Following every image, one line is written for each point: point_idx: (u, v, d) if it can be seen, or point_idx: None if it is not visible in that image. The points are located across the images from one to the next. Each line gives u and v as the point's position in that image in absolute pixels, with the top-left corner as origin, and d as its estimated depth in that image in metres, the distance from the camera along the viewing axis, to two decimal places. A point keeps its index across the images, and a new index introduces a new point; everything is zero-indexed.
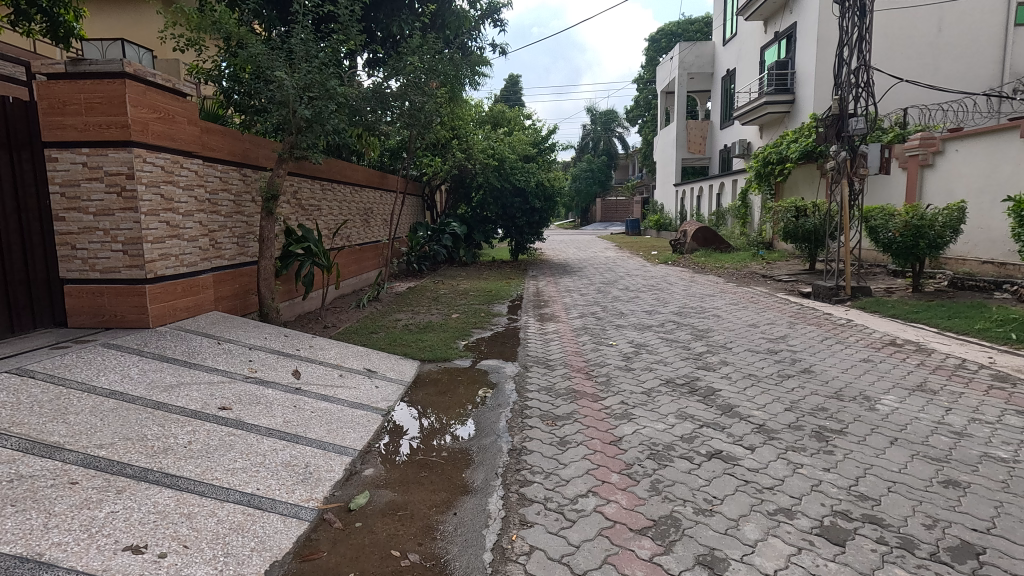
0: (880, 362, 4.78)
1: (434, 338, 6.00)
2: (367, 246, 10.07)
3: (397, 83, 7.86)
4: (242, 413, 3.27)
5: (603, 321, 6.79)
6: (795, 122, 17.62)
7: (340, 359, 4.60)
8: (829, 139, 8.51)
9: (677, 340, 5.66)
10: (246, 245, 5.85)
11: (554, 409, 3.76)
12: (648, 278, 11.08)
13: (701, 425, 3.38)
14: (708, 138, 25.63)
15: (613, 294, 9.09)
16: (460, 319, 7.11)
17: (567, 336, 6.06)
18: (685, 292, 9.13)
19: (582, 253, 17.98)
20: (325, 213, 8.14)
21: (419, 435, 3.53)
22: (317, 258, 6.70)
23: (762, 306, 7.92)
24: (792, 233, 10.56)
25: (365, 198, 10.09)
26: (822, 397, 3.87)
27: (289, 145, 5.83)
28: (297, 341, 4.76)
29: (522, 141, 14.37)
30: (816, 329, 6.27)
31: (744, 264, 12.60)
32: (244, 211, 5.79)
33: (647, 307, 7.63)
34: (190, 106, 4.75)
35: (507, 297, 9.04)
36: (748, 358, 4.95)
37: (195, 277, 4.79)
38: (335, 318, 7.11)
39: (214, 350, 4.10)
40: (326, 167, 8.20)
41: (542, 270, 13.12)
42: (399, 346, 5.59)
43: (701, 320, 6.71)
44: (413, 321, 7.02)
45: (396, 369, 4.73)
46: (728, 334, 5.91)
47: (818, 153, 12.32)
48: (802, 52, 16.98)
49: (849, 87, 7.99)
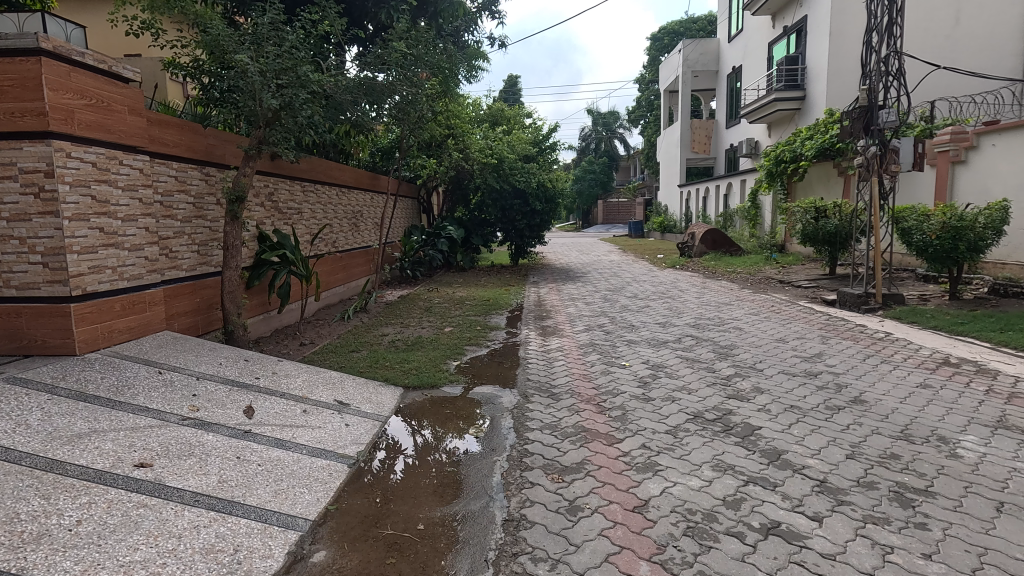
0: (942, 388, 4.07)
1: (422, 358, 5.31)
2: (355, 252, 9.41)
3: (385, 75, 7.08)
4: (164, 472, 2.57)
5: (612, 335, 6.10)
6: (807, 120, 16.85)
7: (306, 390, 3.91)
8: (854, 133, 7.84)
9: (698, 360, 4.97)
10: (209, 254, 5.18)
11: (560, 457, 3.06)
12: (657, 284, 10.36)
13: (746, 482, 2.69)
14: (713, 138, 24.93)
15: (621, 303, 8.39)
16: (455, 333, 6.42)
17: (572, 354, 5.37)
18: (698, 301, 8.42)
19: (586, 257, 17.28)
20: (306, 215, 7.47)
21: (415, 452, 3.33)
22: (294, 266, 6.07)
23: (786, 317, 7.22)
24: (810, 236, 9.87)
25: (353, 201, 9.42)
26: (889, 439, 3.17)
27: (258, 140, 5.18)
28: (257, 368, 4.07)
29: (521, 139, 13.71)
30: (853, 344, 5.57)
31: (758, 268, 11.89)
32: (205, 216, 5.12)
33: (659, 319, 6.93)
34: (133, 93, 4.09)
35: (507, 306, 8.34)
36: (786, 383, 4.24)
37: (140, 291, 4.11)
38: (314, 333, 6.45)
39: (150, 383, 3.41)
40: (307, 165, 7.50)
41: (544, 276, 12.43)
42: (381, 368, 4.89)
43: (721, 334, 6.01)
44: (402, 336, 6.33)
45: (374, 400, 4.03)
46: (755, 352, 5.22)
47: (837, 150, 11.61)
48: (814, 46, 16.26)
49: (879, 75, 7.30)
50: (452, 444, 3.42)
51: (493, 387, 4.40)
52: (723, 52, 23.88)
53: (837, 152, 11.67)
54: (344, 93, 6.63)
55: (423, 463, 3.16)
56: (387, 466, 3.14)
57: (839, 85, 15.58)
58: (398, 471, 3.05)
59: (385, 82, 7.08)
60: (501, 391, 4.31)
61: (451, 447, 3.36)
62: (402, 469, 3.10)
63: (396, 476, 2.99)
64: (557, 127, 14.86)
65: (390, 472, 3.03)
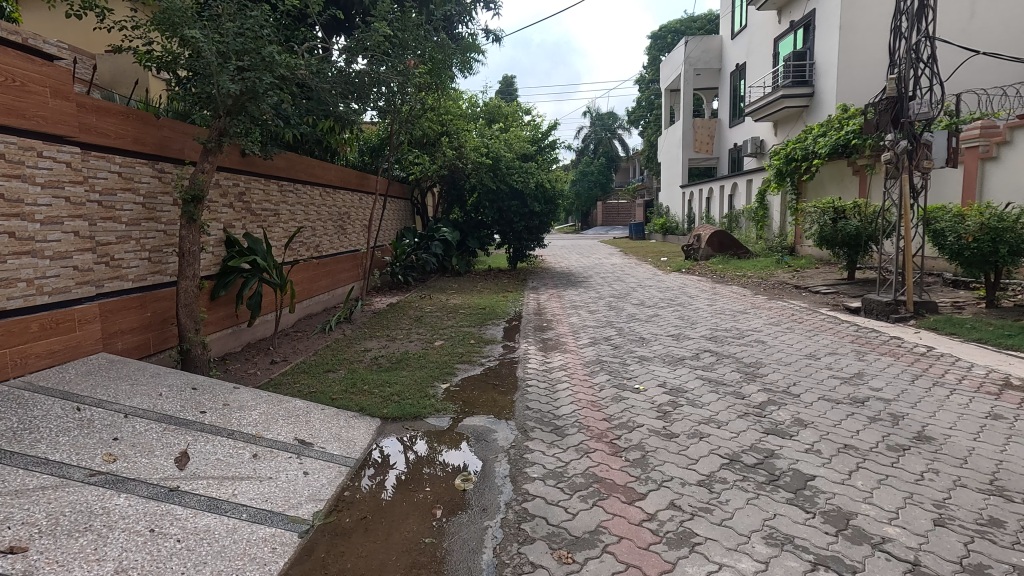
0: (1018, 421, 3.45)
1: (407, 379, 4.66)
2: (341, 256, 8.80)
3: (365, 63, 6.39)
4: (43, 560, 1.92)
5: (620, 350, 5.47)
6: (816, 117, 16.22)
7: (263, 426, 3.26)
8: (881, 126, 7.23)
9: (722, 382, 4.33)
10: (162, 262, 4.54)
11: (569, 522, 2.42)
12: (664, 290, 9.73)
13: (816, 566, 2.05)
14: (715, 137, 24.39)
15: (627, 311, 7.76)
16: (447, 347, 5.79)
17: (577, 374, 4.74)
18: (711, 309, 7.78)
19: (586, 261, 16.66)
20: (282, 217, 6.84)
21: (405, 466, 3.15)
22: (266, 273, 5.52)
23: (810, 327, 6.59)
24: (826, 239, 9.28)
25: (338, 201, 8.79)
26: (979, 496, 2.55)
27: (217, 131, 4.54)
28: (205, 399, 3.41)
29: (519, 137, 13.10)
30: (893, 360, 4.94)
31: (769, 272, 11.28)
32: (157, 218, 4.48)
33: (670, 331, 6.31)
34: (59, 72, 3.45)
35: (504, 315, 7.71)
36: (831, 413, 3.61)
37: (67, 307, 3.47)
38: (289, 346, 5.90)
39: (62, 424, 2.76)
40: (284, 161, 6.85)
41: (544, 281, 11.82)
42: (359, 392, 4.25)
43: (741, 349, 5.40)
44: (387, 351, 5.70)
45: (344, 436, 3.39)
46: (786, 372, 4.59)
47: (852, 147, 10.99)
48: (823, 41, 15.64)
49: (909, 63, 6.67)
50: (442, 455, 3.28)
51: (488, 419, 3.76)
52: (727, 49, 23.25)
53: (853, 149, 11.06)
54: (322, 81, 5.95)
55: (417, 479, 2.99)
56: (377, 482, 2.99)
57: (849, 81, 14.99)
58: (389, 487, 2.91)
59: (363, 74, 6.43)
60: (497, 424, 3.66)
61: (446, 459, 3.20)
62: (393, 484, 2.96)
63: (386, 493, 2.85)
64: (557, 125, 14.25)
65: (380, 489, 2.89)
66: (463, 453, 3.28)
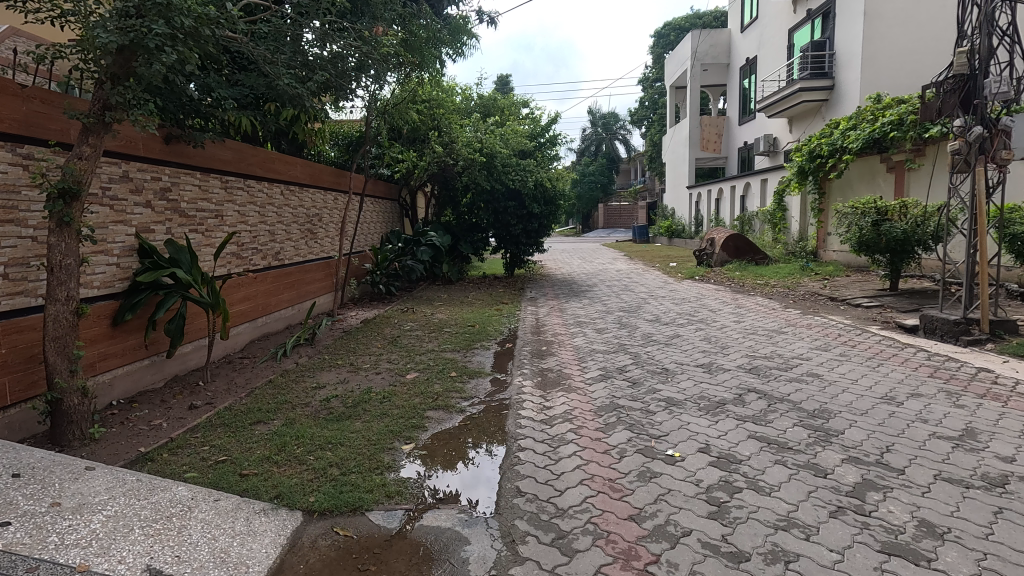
0: None
1: (358, 436, 3.48)
2: (308, 265, 7.65)
3: (324, 32, 5.22)
4: None
5: (640, 389, 4.28)
6: (836, 112, 15.07)
7: (99, 546, 2.08)
8: (945, 111, 6.08)
9: (786, 446, 3.15)
10: (26, 278, 3.38)
11: None
12: (679, 302, 8.56)
13: None
14: (723, 136, 23.24)
15: (641, 331, 6.58)
16: (420, 384, 4.60)
17: (587, 428, 3.56)
18: (739, 328, 6.61)
19: (588, 266, 15.52)
20: (229, 219, 5.74)
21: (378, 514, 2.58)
22: (192, 290, 4.42)
23: (866, 352, 5.43)
24: (866, 244, 8.10)
25: (306, 201, 7.64)
26: None
27: (97, 103, 3.33)
28: (20, 499, 2.21)
29: (516, 132, 11.90)
30: (999, 404, 3.79)
31: (795, 281, 10.12)
32: (14, 219, 3.30)
33: (697, 359, 5.13)
34: None
35: (496, 335, 6.55)
36: (969, 511, 2.43)
37: None
38: (226, 379, 4.80)
39: None
40: (229, 151, 5.73)
41: (543, 290, 10.67)
42: (286, 463, 3.07)
43: (793, 388, 4.22)
44: (344, 389, 4.52)
45: (232, 557, 2.20)
46: (868, 427, 3.41)
47: (889, 140, 9.82)
48: (845, 29, 14.49)
49: (986, 33, 5.50)
50: (394, 553, 2.30)
51: (476, 460, 3.20)
52: (736, 43, 22.11)
53: (890, 143, 9.87)
54: (265, 50, 4.76)
55: (377, 558, 2.26)
56: (341, 539, 2.39)
57: (875, 73, 13.81)
58: (356, 531, 2.45)
59: (324, 60, 5.28)
60: (484, 469, 3.09)
61: (434, 484, 2.91)
62: (360, 529, 2.47)
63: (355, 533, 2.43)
64: (557, 120, 13.14)
65: (348, 530, 2.45)
66: (452, 479, 2.97)
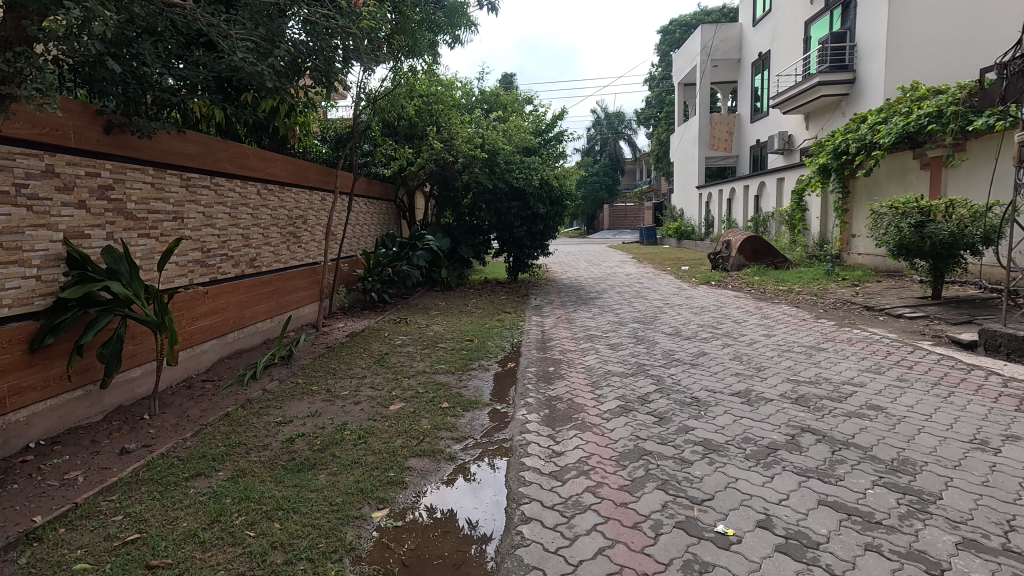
0: None
1: (318, 497, 2.76)
2: (289, 272, 6.92)
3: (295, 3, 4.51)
4: None
5: (668, 428, 3.54)
6: (858, 106, 14.27)
7: None
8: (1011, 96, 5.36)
9: (874, 521, 2.40)
10: None
11: None
12: (699, 312, 7.80)
13: None
14: (734, 134, 22.48)
15: (661, 347, 5.84)
16: (406, 418, 3.87)
17: (609, 486, 2.83)
18: (771, 344, 5.85)
19: (595, 270, 14.76)
20: (191, 222, 5.04)
21: None
22: (134, 307, 3.70)
23: (928, 374, 4.66)
24: (907, 248, 7.33)
25: (287, 201, 6.93)
26: None
27: None
28: None
29: (520, 128, 11.17)
30: None
31: (822, 287, 9.34)
32: None
33: (732, 387, 4.38)
34: None
35: (496, 351, 5.82)
36: None
37: None
38: (177, 411, 4.06)
39: None
40: (193, 143, 5.03)
41: (549, 296, 9.93)
42: (219, 541, 2.36)
43: (856, 427, 3.47)
44: (314, 424, 3.79)
45: None
46: (971, 490, 2.66)
47: (926, 134, 9.08)
48: (868, 19, 13.70)
49: None
50: None
51: (476, 475, 3.08)
52: (748, 37, 21.33)
53: (927, 136, 9.12)
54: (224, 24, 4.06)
55: None
56: None
57: (901, 64, 13.02)
58: None
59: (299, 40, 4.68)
60: (485, 486, 2.96)
61: (432, 501, 2.80)
62: None
63: None
64: (563, 115, 12.42)
65: None
66: (451, 494, 2.87)
